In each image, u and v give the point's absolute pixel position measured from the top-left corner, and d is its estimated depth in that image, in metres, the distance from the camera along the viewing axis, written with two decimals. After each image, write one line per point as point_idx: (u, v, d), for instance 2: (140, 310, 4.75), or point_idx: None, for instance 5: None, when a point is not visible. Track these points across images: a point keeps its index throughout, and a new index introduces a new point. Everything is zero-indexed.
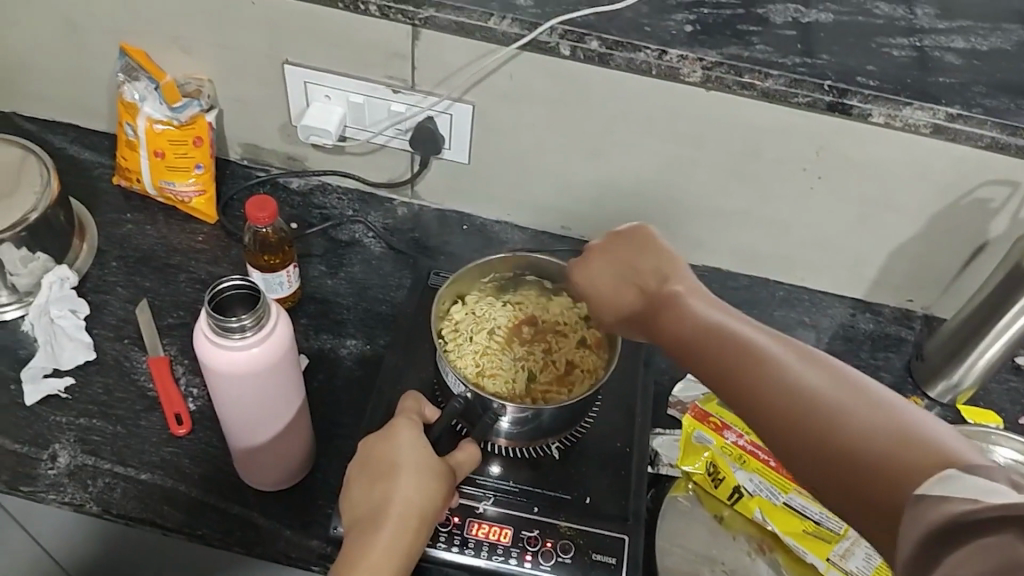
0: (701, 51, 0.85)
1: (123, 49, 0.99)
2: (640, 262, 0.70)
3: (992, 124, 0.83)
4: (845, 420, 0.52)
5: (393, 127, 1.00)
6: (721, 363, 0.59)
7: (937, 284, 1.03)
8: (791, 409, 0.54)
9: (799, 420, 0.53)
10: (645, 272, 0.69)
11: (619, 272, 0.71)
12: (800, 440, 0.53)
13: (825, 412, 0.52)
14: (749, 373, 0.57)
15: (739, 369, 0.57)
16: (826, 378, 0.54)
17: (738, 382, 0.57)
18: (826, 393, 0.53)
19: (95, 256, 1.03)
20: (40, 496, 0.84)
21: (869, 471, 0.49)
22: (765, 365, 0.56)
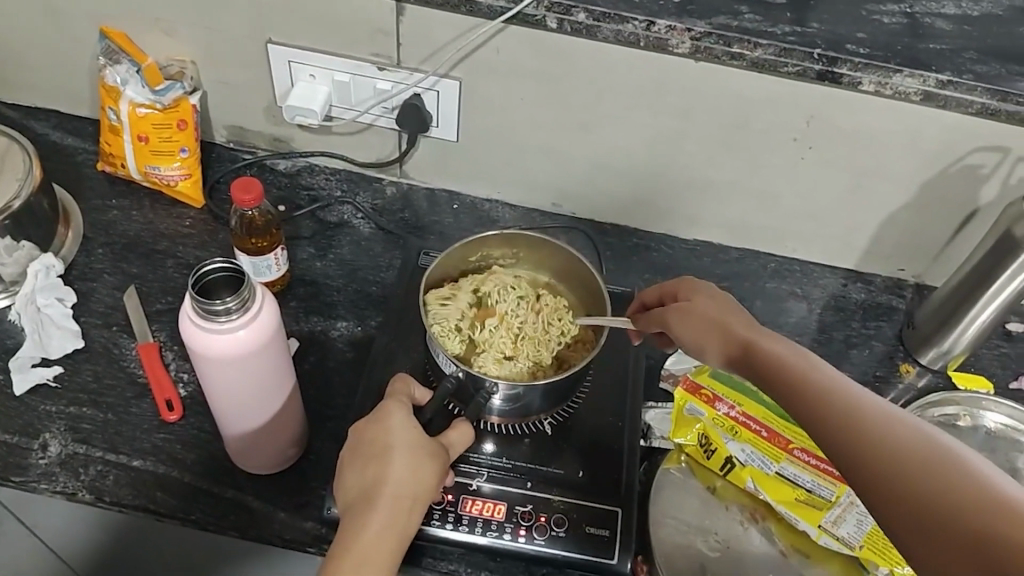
0: (690, 21, 0.84)
1: (104, 32, 0.98)
2: (739, 308, 0.76)
3: (983, 90, 0.82)
4: (947, 486, 0.56)
5: (379, 106, 0.99)
6: (824, 420, 0.64)
7: (929, 253, 1.03)
8: (893, 471, 0.59)
9: (900, 480, 0.58)
10: (740, 319, 0.74)
11: (713, 311, 0.76)
12: (888, 479, 0.59)
13: (929, 474, 0.57)
14: (855, 433, 0.62)
15: (844, 428, 0.62)
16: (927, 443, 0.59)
17: (835, 421, 0.63)
18: (926, 456, 0.58)
19: (80, 243, 1.02)
20: (32, 486, 0.83)
21: (953, 522, 0.55)
22: (873, 426, 0.62)
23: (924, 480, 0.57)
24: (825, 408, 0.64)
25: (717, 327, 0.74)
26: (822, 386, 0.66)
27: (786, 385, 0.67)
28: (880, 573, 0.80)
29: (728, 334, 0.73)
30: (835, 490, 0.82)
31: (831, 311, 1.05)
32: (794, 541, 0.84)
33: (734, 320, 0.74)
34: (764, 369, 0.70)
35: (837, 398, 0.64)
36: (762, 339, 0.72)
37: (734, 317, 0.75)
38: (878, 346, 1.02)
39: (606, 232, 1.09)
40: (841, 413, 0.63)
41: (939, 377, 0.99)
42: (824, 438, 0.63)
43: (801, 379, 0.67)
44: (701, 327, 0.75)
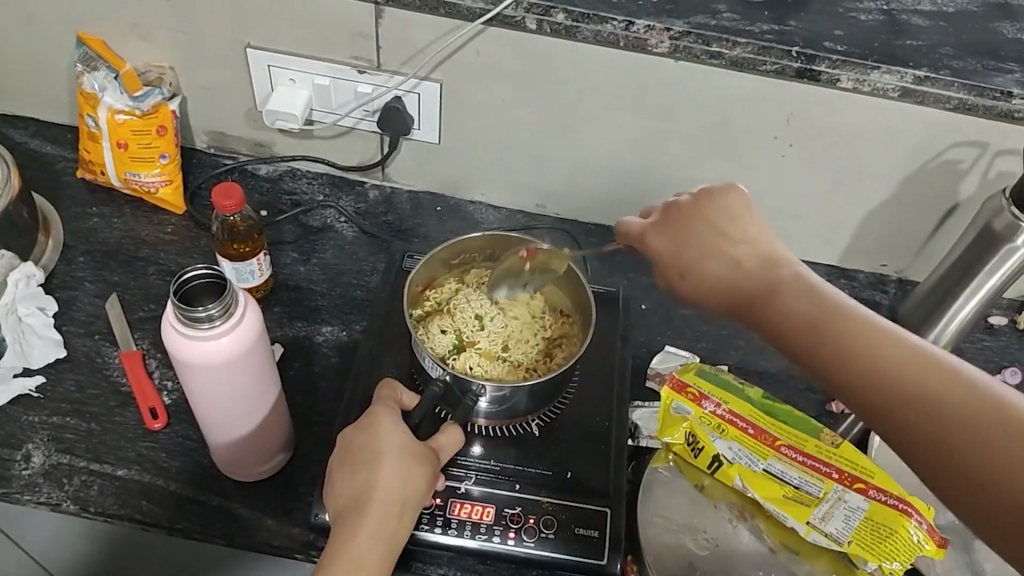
0: (669, 21, 0.84)
1: (80, 38, 0.97)
2: (735, 229, 0.68)
3: (959, 86, 0.83)
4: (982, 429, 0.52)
5: (360, 109, 0.98)
6: (837, 359, 0.58)
7: (910, 248, 1.04)
8: (921, 416, 0.54)
9: (928, 426, 0.53)
10: (740, 242, 0.67)
11: (706, 244, 0.68)
12: (910, 423, 0.54)
13: (961, 419, 0.52)
14: (869, 371, 0.56)
15: (864, 371, 0.56)
16: (958, 380, 0.54)
17: (847, 359, 0.57)
18: (955, 393, 0.53)
19: (61, 252, 1.01)
20: (15, 497, 0.83)
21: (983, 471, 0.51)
22: (893, 363, 0.56)
23: (949, 427, 0.53)
24: (837, 346, 0.58)
25: (715, 263, 0.67)
26: (837, 321, 0.59)
27: (796, 321, 0.61)
28: (868, 568, 0.80)
29: (728, 271, 0.66)
30: (822, 487, 0.83)
31: None
32: (783, 537, 0.84)
33: (735, 252, 0.67)
34: (768, 309, 0.63)
35: (847, 333, 0.58)
36: (762, 273, 0.65)
37: (732, 246, 0.67)
38: None
39: (590, 232, 1.09)
40: (857, 353, 0.57)
41: None
42: (839, 381, 0.58)
43: (811, 314, 0.60)
44: (700, 268, 0.68)
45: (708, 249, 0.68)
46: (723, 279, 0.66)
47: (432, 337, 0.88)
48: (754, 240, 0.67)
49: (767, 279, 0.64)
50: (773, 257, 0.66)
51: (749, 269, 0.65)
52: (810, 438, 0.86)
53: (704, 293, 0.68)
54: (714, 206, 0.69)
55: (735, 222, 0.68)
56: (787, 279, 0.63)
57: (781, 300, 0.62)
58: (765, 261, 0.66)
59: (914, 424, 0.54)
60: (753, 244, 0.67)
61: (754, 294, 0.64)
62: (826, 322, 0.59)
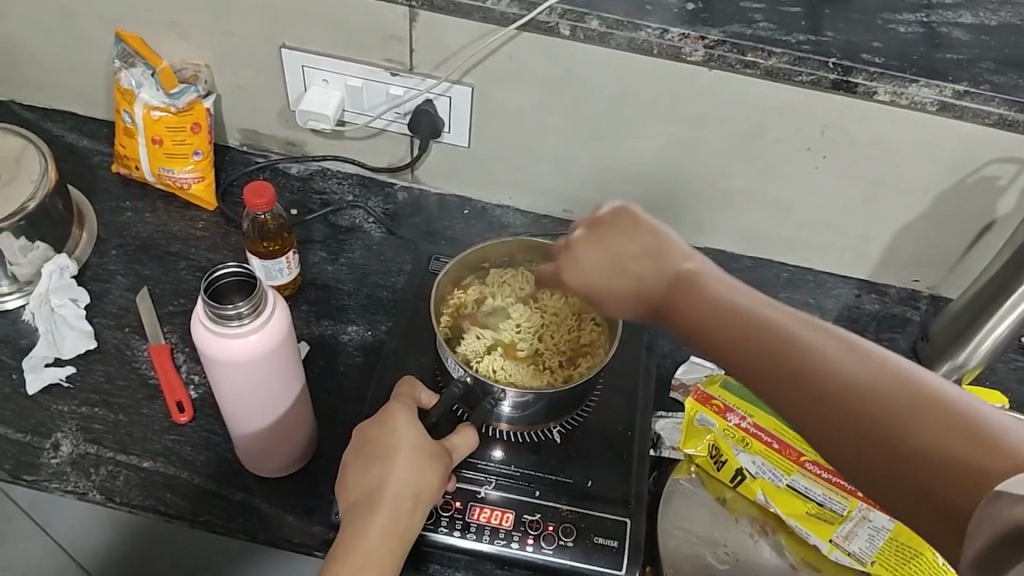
0: (704, 30, 0.84)
1: (119, 35, 0.99)
2: (637, 241, 0.69)
3: (1000, 101, 0.81)
4: (891, 413, 0.52)
5: (391, 111, 0.99)
6: (750, 353, 0.59)
7: (944, 264, 1.02)
8: (827, 404, 0.55)
9: (834, 412, 0.55)
10: (643, 251, 0.69)
11: (608, 256, 0.70)
12: (822, 406, 0.55)
13: (874, 406, 0.53)
14: (776, 365, 0.58)
15: (776, 371, 0.58)
16: (871, 368, 0.55)
17: (758, 357, 0.59)
18: (865, 380, 0.54)
19: (94, 244, 1.03)
20: (43, 485, 0.84)
21: (895, 443, 0.52)
22: (801, 353, 0.57)
23: (860, 405, 0.54)
24: (746, 344, 0.60)
25: (614, 275, 0.69)
26: (750, 321, 0.61)
27: (712, 324, 0.62)
28: None
29: (631, 281, 0.68)
30: (846, 505, 0.81)
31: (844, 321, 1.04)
32: (804, 554, 0.83)
33: (637, 263, 0.68)
34: (681, 314, 0.65)
35: (757, 330, 0.60)
36: (669, 277, 0.67)
37: (631, 255, 0.69)
38: None
39: None
40: (772, 353, 0.58)
41: None
42: (756, 382, 0.59)
43: (725, 312, 0.62)
44: (603, 282, 0.70)
45: (612, 264, 0.69)
46: (627, 287, 0.68)
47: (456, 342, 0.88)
48: (657, 244, 0.69)
49: (671, 284, 0.66)
50: (675, 258, 0.68)
51: (658, 277, 0.67)
52: None
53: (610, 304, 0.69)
54: (613, 225, 0.71)
55: (631, 232, 0.70)
56: (694, 278, 0.65)
57: (694, 303, 0.64)
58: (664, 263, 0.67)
59: (826, 416, 0.55)
60: (655, 250, 0.68)
61: (664, 302, 0.66)
62: (740, 323, 0.61)
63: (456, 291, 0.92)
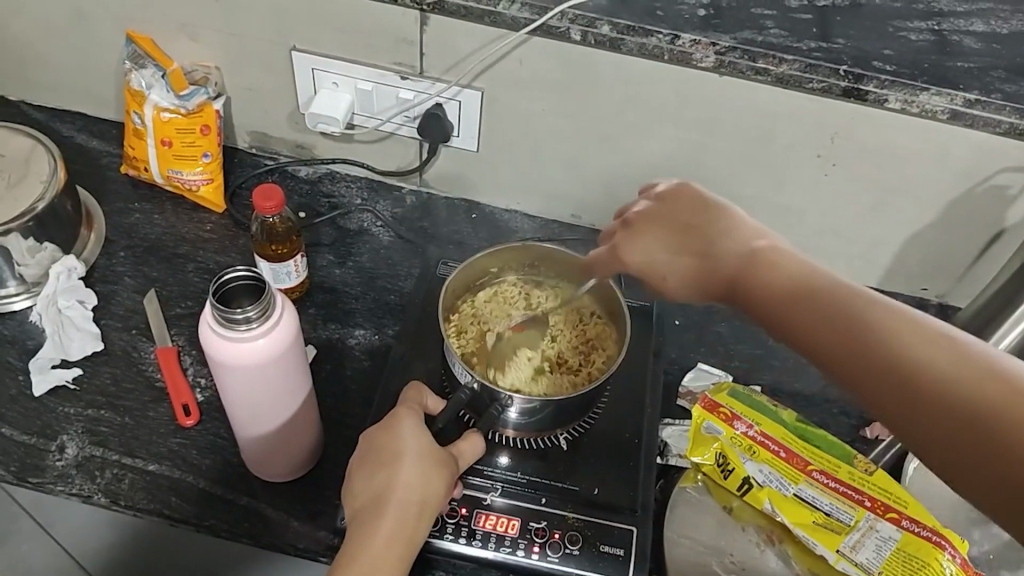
0: (715, 36, 0.84)
1: (129, 37, 0.99)
2: (702, 218, 0.69)
3: (1011, 110, 0.81)
4: (974, 397, 0.51)
5: (401, 115, 0.99)
6: (812, 325, 0.59)
7: (954, 273, 1.01)
8: (893, 375, 0.54)
9: (900, 384, 0.54)
10: (711, 228, 0.68)
11: (671, 235, 0.70)
12: (887, 378, 0.55)
13: (958, 387, 0.52)
14: (842, 335, 0.57)
15: (852, 347, 0.57)
16: (952, 351, 0.54)
17: (821, 327, 0.58)
18: (932, 356, 0.54)
19: (102, 246, 1.03)
20: (48, 487, 0.84)
21: (962, 417, 0.51)
22: (866, 323, 0.57)
23: (926, 378, 0.53)
24: (810, 314, 0.59)
25: (680, 253, 0.69)
26: (814, 293, 0.60)
27: (785, 299, 0.61)
28: None
29: (699, 258, 0.67)
30: (854, 514, 0.81)
31: None
32: (811, 564, 0.82)
33: (703, 240, 0.68)
34: (749, 291, 0.64)
35: (820, 301, 0.59)
36: (739, 253, 0.65)
37: (700, 233, 0.68)
38: None
39: None
40: (849, 329, 0.57)
41: None
42: (817, 351, 0.58)
43: (788, 284, 0.61)
44: (666, 258, 0.69)
45: (675, 244, 0.69)
46: (693, 266, 0.68)
47: (467, 354, 0.88)
48: (718, 223, 0.68)
49: (741, 261, 0.65)
50: (739, 235, 0.67)
51: (718, 254, 0.66)
52: (842, 463, 0.85)
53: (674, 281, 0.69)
54: (678, 204, 0.71)
55: (696, 212, 0.70)
56: (767, 254, 0.64)
57: (766, 277, 0.63)
58: (728, 239, 0.67)
59: (903, 395, 0.54)
60: (724, 228, 0.68)
61: (732, 279, 0.65)
62: (808, 298, 0.60)
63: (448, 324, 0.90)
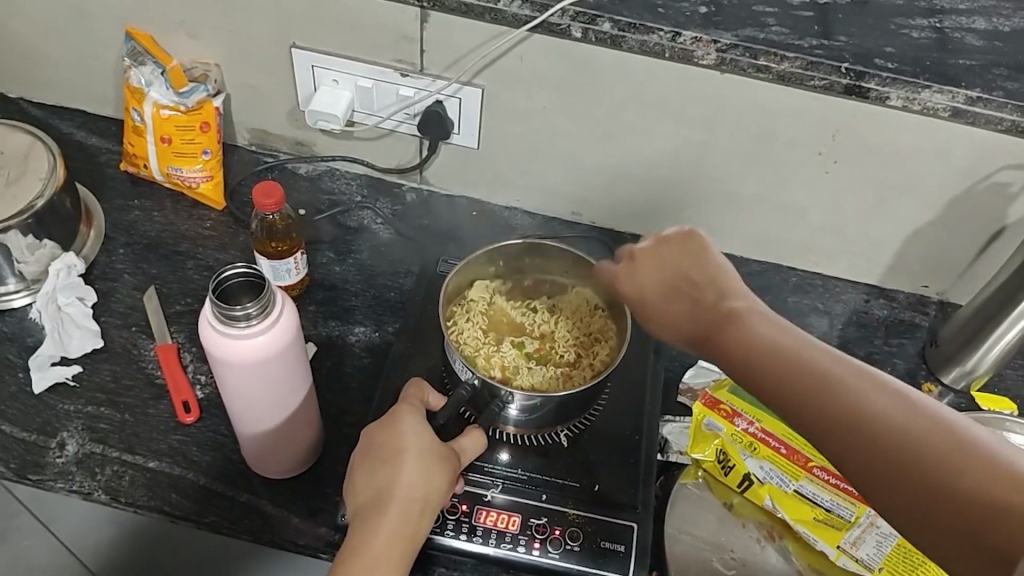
0: (716, 33, 0.83)
1: (129, 33, 0.99)
2: (696, 266, 0.69)
3: (1013, 108, 0.81)
4: (938, 461, 0.52)
5: (401, 112, 0.99)
6: (785, 382, 0.59)
7: (954, 270, 1.01)
8: (863, 435, 0.55)
9: (869, 444, 0.55)
10: (702, 279, 0.68)
11: (666, 275, 0.70)
12: (857, 437, 0.55)
13: (924, 454, 0.53)
14: (812, 393, 0.58)
15: (823, 412, 0.57)
16: (919, 415, 0.54)
17: (794, 386, 0.58)
18: (900, 416, 0.55)
19: (102, 243, 1.02)
20: (48, 484, 0.84)
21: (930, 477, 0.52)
22: (837, 385, 0.57)
23: (894, 437, 0.54)
24: (782, 372, 0.59)
25: (673, 302, 0.69)
26: (788, 353, 0.60)
27: (758, 360, 0.61)
28: None
29: (688, 310, 0.68)
30: (854, 511, 0.82)
31: (852, 327, 1.04)
32: (812, 561, 0.82)
33: (694, 287, 0.68)
34: (727, 346, 0.63)
35: (793, 360, 0.59)
36: (723, 313, 0.65)
37: (692, 284, 0.69)
38: (900, 364, 1.00)
39: (626, 242, 1.08)
40: (823, 393, 0.57)
41: (962, 398, 0.97)
42: (789, 408, 0.59)
43: (764, 343, 0.61)
44: (658, 306, 0.70)
45: (669, 285, 0.70)
46: (680, 312, 0.68)
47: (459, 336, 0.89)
48: (712, 272, 0.69)
49: (727, 315, 0.65)
50: (729, 289, 0.67)
51: (707, 304, 0.67)
52: None
53: (667, 332, 0.69)
54: (677, 246, 0.71)
55: (695, 258, 0.70)
56: (750, 317, 0.64)
57: (745, 337, 0.62)
58: (718, 291, 0.67)
59: (873, 459, 0.54)
60: (716, 279, 0.68)
61: (713, 335, 0.65)
62: (781, 357, 0.60)
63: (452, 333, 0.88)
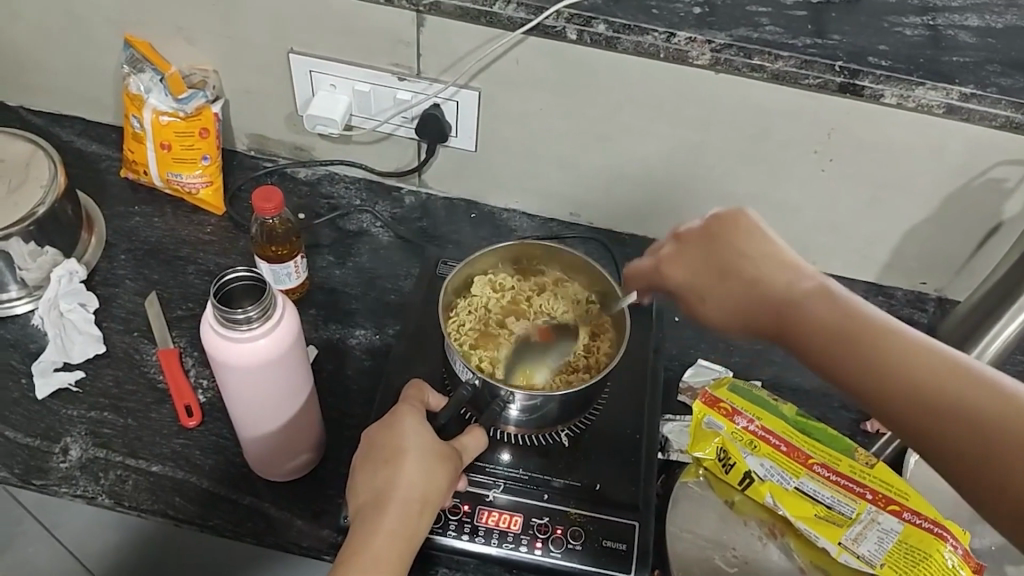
0: (710, 33, 0.84)
1: (128, 41, 0.99)
2: (753, 247, 0.66)
3: (1007, 103, 0.82)
4: (1008, 435, 0.52)
5: (399, 115, 0.99)
6: (851, 354, 0.58)
7: (951, 266, 1.02)
8: (930, 407, 0.55)
9: (937, 416, 0.54)
10: (759, 262, 0.66)
11: (718, 258, 0.68)
12: (923, 410, 0.55)
13: (991, 429, 0.53)
14: (877, 364, 0.57)
15: (889, 384, 0.56)
16: (986, 389, 0.54)
17: (860, 358, 0.58)
18: (967, 390, 0.54)
19: (103, 249, 1.03)
20: (52, 489, 0.84)
21: (996, 450, 0.52)
22: (903, 357, 0.57)
23: (960, 409, 0.54)
24: (846, 346, 0.59)
25: (728, 282, 0.67)
26: (853, 327, 0.59)
27: (820, 338, 0.60)
28: None
29: (746, 288, 0.65)
30: (855, 507, 0.82)
31: None
32: (813, 557, 0.83)
33: (750, 269, 0.66)
34: (789, 326, 0.62)
35: (859, 333, 0.59)
36: (780, 295, 0.63)
37: (748, 260, 0.66)
38: None
39: (625, 242, 1.09)
40: (890, 362, 0.57)
41: None
42: (852, 378, 0.58)
43: (829, 320, 0.60)
44: (712, 288, 0.68)
45: (723, 268, 0.67)
46: (737, 297, 0.66)
47: (457, 336, 0.89)
48: (768, 255, 0.66)
49: (790, 295, 0.63)
50: (788, 270, 0.65)
51: (765, 286, 0.64)
52: (844, 457, 0.85)
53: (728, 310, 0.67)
54: (730, 224, 0.68)
55: (749, 239, 0.67)
56: (813, 299, 0.62)
57: (808, 317, 0.61)
58: (777, 273, 0.65)
59: (943, 426, 0.54)
60: (773, 262, 0.65)
61: (773, 316, 0.64)
62: (846, 330, 0.59)
63: (450, 326, 0.89)
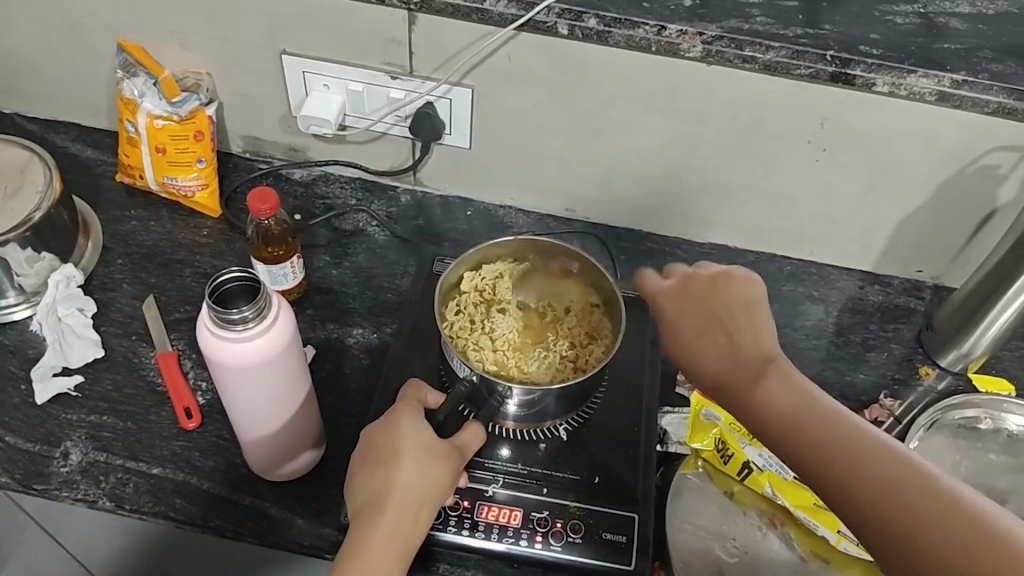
0: (701, 26, 0.84)
1: (120, 45, 1.00)
2: (739, 315, 0.72)
3: (998, 89, 0.82)
4: (903, 501, 0.56)
5: (392, 114, 0.99)
6: (782, 426, 0.64)
7: (947, 254, 1.02)
8: (841, 474, 0.59)
9: (845, 483, 0.58)
10: (738, 329, 0.71)
11: (703, 322, 0.74)
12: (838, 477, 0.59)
13: (889, 494, 0.56)
14: (800, 435, 0.62)
15: (810, 453, 0.61)
16: (893, 461, 0.58)
17: (789, 427, 0.63)
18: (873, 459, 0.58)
19: (100, 254, 1.03)
20: (54, 493, 0.84)
21: (893, 514, 0.56)
22: (824, 429, 0.61)
23: (865, 476, 0.58)
24: (778, 418, 0.64)
25: (708, 339, 0.73)
26: (786, 401, 0.65)
27: (760, 408, 0.66)
28: None
29: (723, 352, 0.71)
30: None
31: (848, 313, 1.04)
32: (812, 546, 0.83)
33: (731, 333, 0.71)
34: (744, 393, 0.68)
35: (791, 407, 0.64)
36: (748, 362, 0.69)
37: (732, 327, 0.72)
38: (897, 348, 1.01)
39: (621, 236, 1.09)
40: (826, 439, 0.61)
41: (960, 379, 0.98)
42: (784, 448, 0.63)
43: (771, 394, 0.66)
44: (691, 346, 0.73)
45: (704, 331, 0.73)
46: (713, 356, 0.71)
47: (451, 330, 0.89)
48: (751, 324, 0.71)
49: (755, 361, 0.69)
50: (761, 342, 0.70)
51: (741, 350, 0.70)
52: None
53: (703, 381, 0.72)
54: (721, 291, 0.74)
55: (739, 306, 0.73)
56: (770, 372, 0.67)
57: (757, 390, 0.66)
58: (750, 342, 0.70)
59: (867, 499, 0.57)
60: (752, 330, 0.71)
61: (736, 378, 0.69)
62: (781, 404, 0.64)
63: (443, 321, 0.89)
